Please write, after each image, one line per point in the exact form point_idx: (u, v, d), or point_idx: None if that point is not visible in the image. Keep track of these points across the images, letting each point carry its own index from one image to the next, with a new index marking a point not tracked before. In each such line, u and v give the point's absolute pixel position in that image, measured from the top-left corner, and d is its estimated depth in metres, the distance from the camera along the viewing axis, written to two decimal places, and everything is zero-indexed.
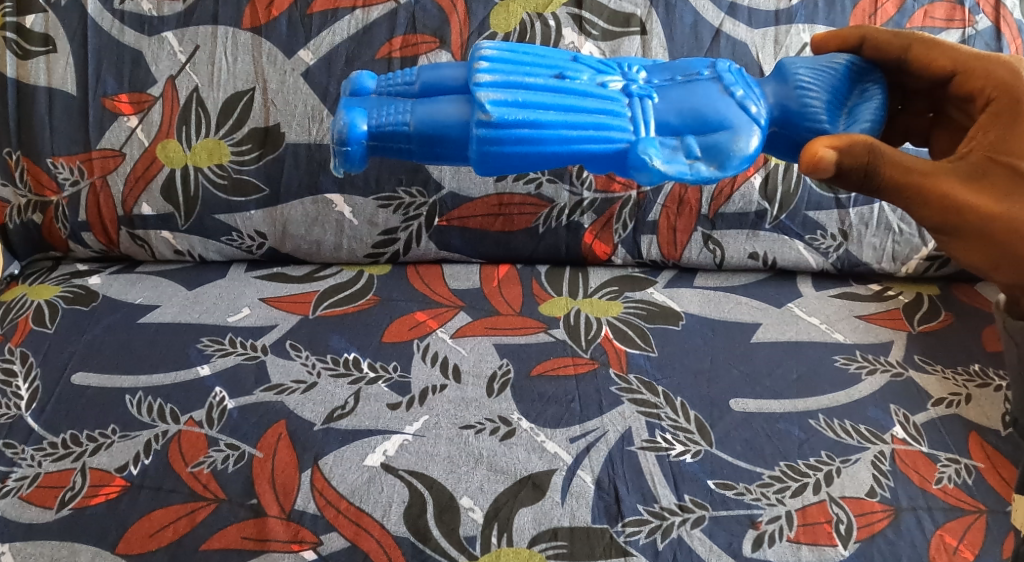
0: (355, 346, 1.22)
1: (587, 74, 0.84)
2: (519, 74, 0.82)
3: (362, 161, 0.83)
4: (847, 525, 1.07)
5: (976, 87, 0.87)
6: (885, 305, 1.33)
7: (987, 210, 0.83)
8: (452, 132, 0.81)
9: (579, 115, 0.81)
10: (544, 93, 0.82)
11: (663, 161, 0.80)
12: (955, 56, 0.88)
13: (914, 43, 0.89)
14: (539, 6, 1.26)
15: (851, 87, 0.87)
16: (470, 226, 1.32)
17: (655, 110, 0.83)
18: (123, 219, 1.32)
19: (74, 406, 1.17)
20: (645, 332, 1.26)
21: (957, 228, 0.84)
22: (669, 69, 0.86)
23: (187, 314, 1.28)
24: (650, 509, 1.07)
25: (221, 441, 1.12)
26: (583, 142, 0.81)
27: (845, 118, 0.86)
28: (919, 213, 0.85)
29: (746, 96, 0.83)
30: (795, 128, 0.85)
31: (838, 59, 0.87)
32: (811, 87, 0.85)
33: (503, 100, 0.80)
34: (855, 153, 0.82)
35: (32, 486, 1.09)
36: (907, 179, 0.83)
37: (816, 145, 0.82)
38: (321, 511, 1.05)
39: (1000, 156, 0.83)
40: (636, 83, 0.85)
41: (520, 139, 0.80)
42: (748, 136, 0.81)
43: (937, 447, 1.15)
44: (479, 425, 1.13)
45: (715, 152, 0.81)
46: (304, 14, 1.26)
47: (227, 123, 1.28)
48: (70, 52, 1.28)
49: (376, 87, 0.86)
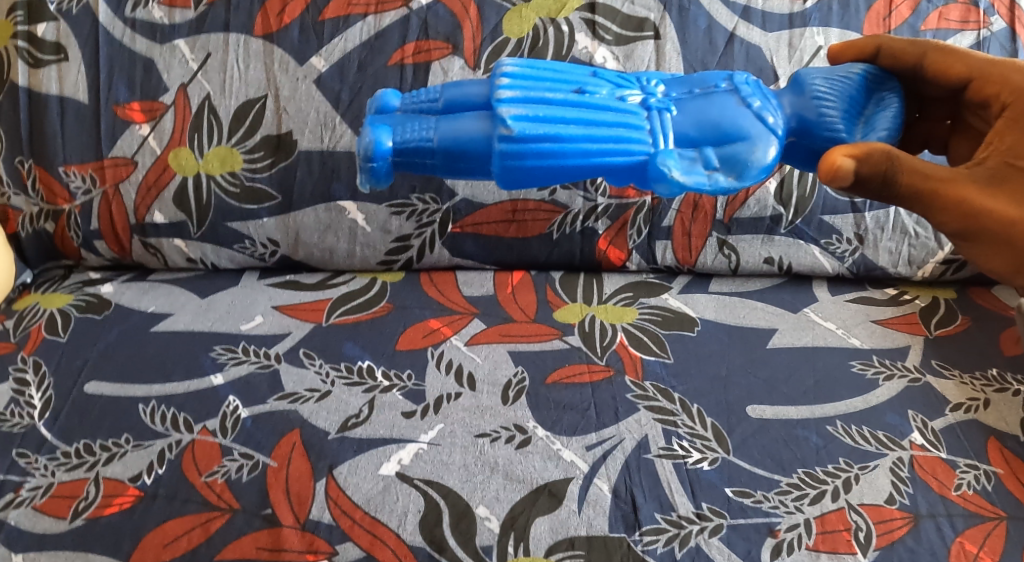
0: (369, 354, 1.21)
1: (606, 88, 0.82)
2: (539, 90, 0.80)
3: (387, 176, 0.81)
4: (867, 533, 1.06)
5: (991, 93, 0.86)
6: (902, 310, 1.31)
7: (1006, 215, 0.81)
8: (475, 147, 0.80)
9: (598, 128, 0.80)
10: (564, 108, 0.80)
11: (682, 172, 0.79)
12: (971, 63, 0.86)
13: (930, 51, 0.87)
14: (552, 11, 1.25)
15: (868, 97, 0.86)
16: (483, 232, 1.31)
17: (673, 122, 0.82)
18: (135, 228, 1.31)
19: (87, 415, 1.16)
20: (661, 338, 1.25)
21: (978, 233, 0.82)
22: (687, 82, 0.85)
23: (200, 322, 1.27)
24: (667, 518, 1.06)
25: (236, 451, 1.11)
26: (603, 154, 0.80)
27: (862, 126, 0.85)
28: (940, 220, 0.83)
29: (763, 107, 0.82)
30: (812, 138, 0.84)
31: (855, 68, 0.86)
32: (827, 98, 0.84)
33: (525, 115, 0.79)
34: (873, 160, 0.80)
35: (45, 496, 1.09)
36: (926, 186, 0.81)
37: (834, 154, 0.80)
38: (337, 520, 1.05)
39: (1018, 160, 0.82)
40: (654, 97, 0.83)
41: (542, 153, 0.79)
42: (767, 147, 0.80)
43: (956, 453, 1.14)
44: (494, 433, 1.12)
45: (733, 163, 0.80)
46: (315, 21, 1.26)
47: (239, 131, 1.27)
48: (82, 60, 1.28)
49: (401, 105, 0.84)
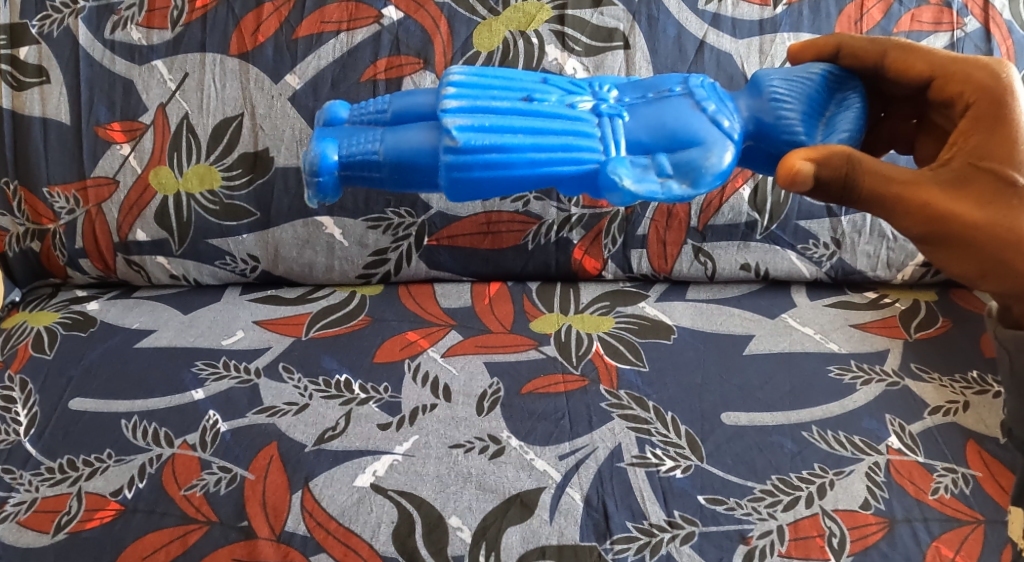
0: (347, 367, 1.23)
1: (555, 95, 0.83)
2: (486, 99, 0.81)
3: (334, 190, 0.82)
4: (840, 539, 1.06)
5: (954, 92, 0.82)
6: (881, 313, 1.32)
7: (969, 219, 0.80)
8: (421, 159, 0.80)
9: (546, 137, 0.81)
10: (511, 116, 0.81)
11: (634, 180, 0.79)
12: (933, 60, 0.83)
13: (891, 49, 0.84)
14: (522, 24, 1.27)
15: (829, 97, 0.84)
16: (459, 244, 1.33)
17: (625, 129, 0.82)
18: (119, 246, 1.33)
19: (71, 431, 1.18)
20: (636, 346, 1.26)
21: (941, 238, 0.81)
22: (639, 86, 0.85)
23: (182, 338, 1.29)
24: (639, 526, 1.07)
25: (214, 464, 1.13)
26: (552, 163, 0.80)
27: (824, 128, 0.84)
28: (903, 223, 0.81)
29: (718, 111, 0.82)
30: (771, 142, 0.84)
31: (815, 67, 0.84)
32: (786, 100, 0.83)
33: (469, 125, 0.80)
34: (833, 164, 0.79)
35: (29, 511, 1.10)
36: (887, 190, 0.80)
37: (793, 158, 0.79)
38: (312, 532, 1.06)
39: (983, 162, 0.80)
40: (605, 102, 0.84)
41: (488, 164, 0.80)
42: (722, 151, 0.80)
43: (934, 457, 1.14)
44: (468, 444, 1.13)
45: (687, 169, 0.80)
46: (289, 39, 1.28)
47: (218, 149, 1.30)
48: (63, 82, 1.31)
49: (349, 116, 0.86)
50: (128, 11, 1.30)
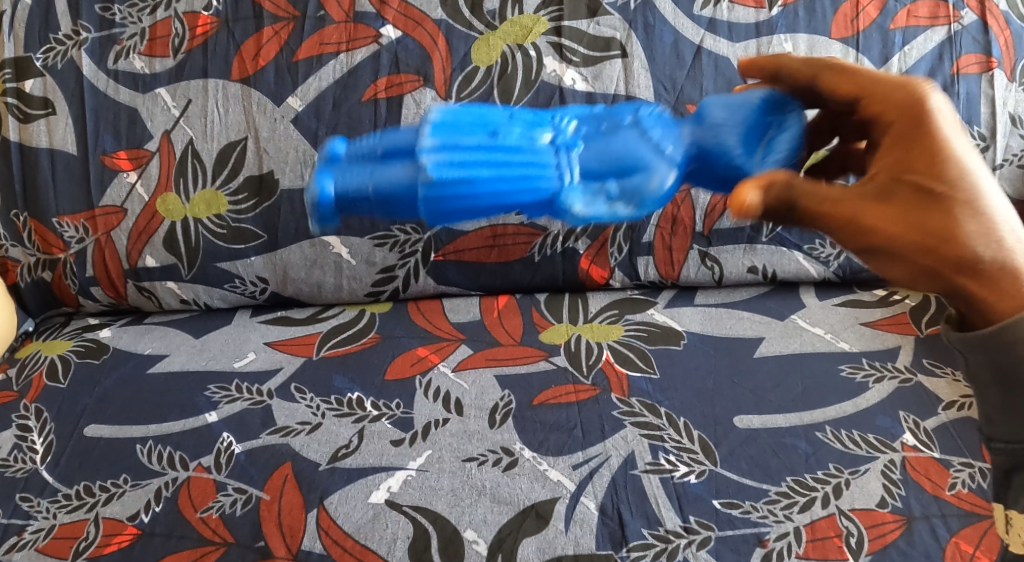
0: (358, 386, 1.23)
1: (519, 129, 0.86)
2: (457, 134, 0.85)
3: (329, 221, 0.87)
4: (858, 538, 1.06)
5: (877, 112, 0.83)
6: (891, 310, 1.31)
7: (890, 232, 0.78)
8: (404, 194, 0.84)
9: (509, 168, 0.84)
10: (478, 151, 0.85)
11: (587, 206, 0.84)
12: (859, 81, 0.84)
13: (821, 72, 0.86)
14: (519, 37, 1.28)
15: (771, 117, 0.89)
16: (466, 258, 1.33)
17: (581, 157, 0.86)
18: (128, 273, 1.35)
19: (87, 458, 1.19)
20: (646, 353, 1.26)
21: (874, 252, 0.80)
22: (595, 117, 0.90)
23: (195, 362, 1.30)
24: (655, 533, 1.06)
25: (229, 486, 1.13)
26: (514, 194, 0.84)
27: (764, 148, 0.88)
28: (840, 240, 0.81)
29: (663, 139, 0.87)
30: (717, 162, 0.88)
31: (755, 93, 0.89)
32: (723, 125, 0.88)
33: (441, 161, 0.83)
34: (774, 189, 0.81)
35: (48, 538, 1.10)
36: (819, 209, 0.81)
37: (742, 188, 0.81)
38: (328, 550, 1.06)
39: (902, 174, 0.79)
40: (564, 134, 0.87)
41: (457, 197, 0.84)
42: (664, 175, 0.85)
43: (950, 452, 1.13)
44: (482, 457, 1.14)
45: (634, 195, 0.85)
46: (290, 62, 1.29)
47: (223, 173, 1.31)
48: (69, 113, 1.32)
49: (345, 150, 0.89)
50: (130, 40, 1.32)
